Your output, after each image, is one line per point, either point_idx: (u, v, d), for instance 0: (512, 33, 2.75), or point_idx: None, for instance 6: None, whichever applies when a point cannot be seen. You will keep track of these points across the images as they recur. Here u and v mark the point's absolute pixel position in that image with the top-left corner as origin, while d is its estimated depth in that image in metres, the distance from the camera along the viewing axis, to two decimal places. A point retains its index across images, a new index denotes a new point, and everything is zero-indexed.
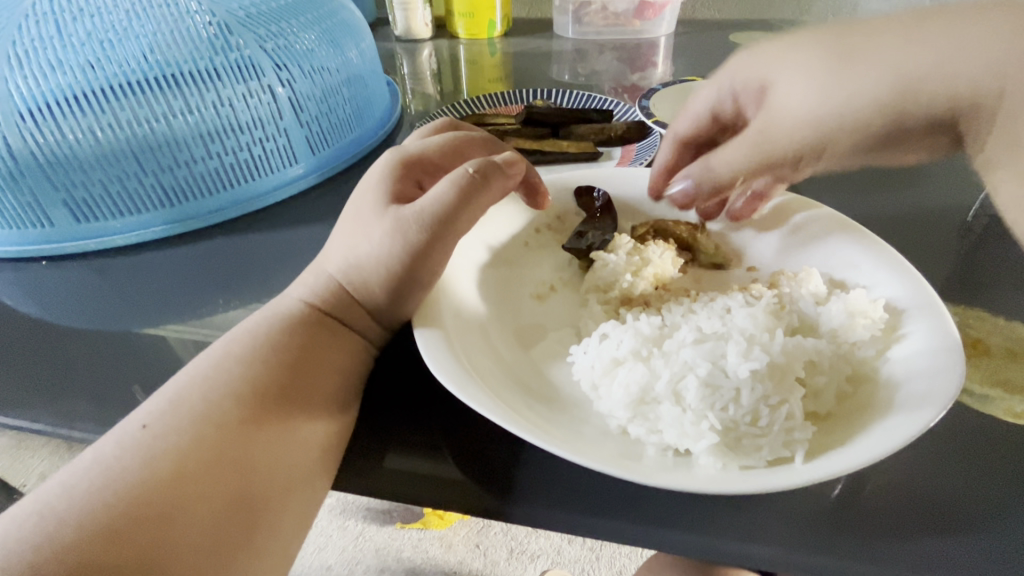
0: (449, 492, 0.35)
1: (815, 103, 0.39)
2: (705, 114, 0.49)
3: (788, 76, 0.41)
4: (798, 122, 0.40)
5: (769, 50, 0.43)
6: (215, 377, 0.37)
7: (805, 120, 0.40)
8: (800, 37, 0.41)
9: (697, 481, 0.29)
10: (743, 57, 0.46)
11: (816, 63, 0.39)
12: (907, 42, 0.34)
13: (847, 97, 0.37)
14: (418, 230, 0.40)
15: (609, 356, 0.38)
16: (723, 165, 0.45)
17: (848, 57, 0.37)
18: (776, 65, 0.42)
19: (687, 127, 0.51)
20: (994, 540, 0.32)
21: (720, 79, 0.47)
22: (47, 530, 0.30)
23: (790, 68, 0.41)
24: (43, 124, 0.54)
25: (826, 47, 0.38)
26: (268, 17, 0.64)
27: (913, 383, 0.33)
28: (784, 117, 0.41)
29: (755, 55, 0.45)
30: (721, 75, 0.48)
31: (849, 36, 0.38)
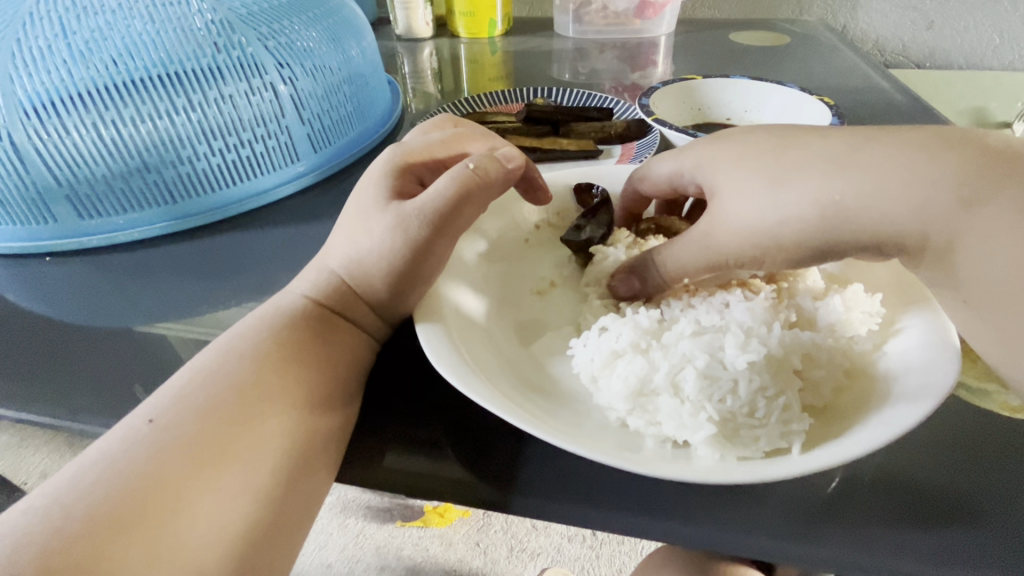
0: (451, 486, 0.36)
1: (757, 214, 0.38)
2: (667, 189, 0.47)
3: (733, 183, 0.40)
4: (738, 235, 0.39)
5: (726, 147, 0.42)
6: (218, 371, 0.37)
7: (745, 233, 0.39)
8: (750, 148, 0.41)
9: (695, 472, 0.30)
10: (701, 151, 0.44)
11: (755, 177, 0.39)
12: (847, 169, 0.36)
13: (787, 211, 0.37)
14: (420, 226, 0.41)
15: (608, 348, 0.38)
16: (671, 263, 0.42)
17: (784, 178, 0.38)
18: (725, 172, 0.41)
19: (649, 189, 0.49)
20: (988, 531, 0.32)
21: (682, 160, 0.45)
22: (54, 522, 0.30)
23: (732, 176, 0.40)
24: (47, 121, 0.55)
25: (764, 160, 0.39)
26: (270, 15, 0.64)
27: (910, 375, 0.34)
28: (724, 230, 0.40)
29: (713, 150, 0.43)
30: (684, 156, 0.45)
31: (784, 151, 0.39)
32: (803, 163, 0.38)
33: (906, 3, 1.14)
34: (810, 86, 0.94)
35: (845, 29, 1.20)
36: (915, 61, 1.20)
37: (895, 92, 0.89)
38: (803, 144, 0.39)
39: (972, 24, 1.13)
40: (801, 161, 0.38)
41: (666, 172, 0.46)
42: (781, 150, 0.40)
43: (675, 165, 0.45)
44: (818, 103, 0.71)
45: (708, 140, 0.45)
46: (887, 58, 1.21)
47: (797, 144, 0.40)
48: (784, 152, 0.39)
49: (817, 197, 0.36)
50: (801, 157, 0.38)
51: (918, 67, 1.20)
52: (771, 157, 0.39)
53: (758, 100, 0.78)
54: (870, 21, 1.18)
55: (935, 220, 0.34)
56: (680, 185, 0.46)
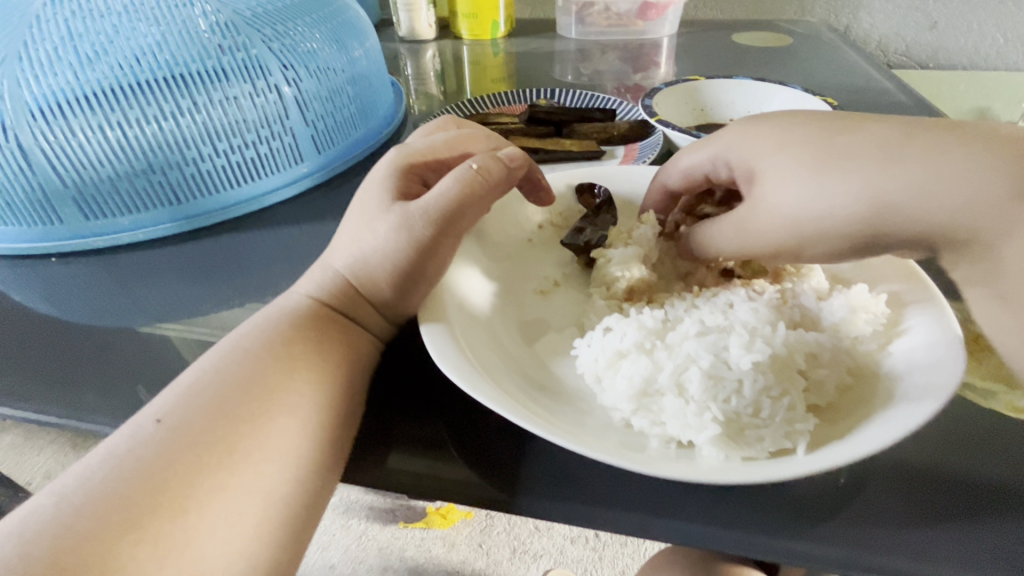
0: (453, 485, 0.36)
1: (801, 202, 0.38)
2: (698, 178, 0.47)
3: (774, 169, 0.40)
4: (779, 223, 0.39)
5: (763, 131, 0.42)
6: (225, 371, 0.37)
7: (785, 221, 0.39)
8: (792, 133, 0.40)
9: (700, 472, 0.30)
10: (736, 133, 0.43)
11: (796, 165, 0.38)
12: (896, 159, 0.35)
13: (832, 200, 0.36)
14: (424, 226, 0.41)
15: (613, 349, 0.38)
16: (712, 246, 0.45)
17: (829, 165, 0.37)
18: (763, 157, 0.40)
19: (677, 183, 0.48)
20: (994, 531, 0.32)
21: (717, 145, 0.44)
22: (62, 521, 0.30)
23: (773, 160, 0.40)
24: (53, 123, 0.55)
25: (806, 147, 0.39)
26: (274, 17, 0.64)
27: (915, 375, 0.34)
28: (765, 216, 0.40)
29: (749, 133, 0.42)
30: (718, 141, 0.44)
31: (829, 137, 0.38)
32: (849, 151, 0.37)
33: (909, 3, 1.14)
34: (813, 87, 0.93)
35: (847, 30, 1.20)
36: (918, 61, 1.20)
37: (899, 93, 0.89)
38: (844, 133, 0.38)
39: (976, 24, 1.13)
40: (847, 148, 0.37)
41: (698, 158, 0.46)
42: (824, 137, 0.39)
43: (710, 151, 0.45)
44: (821, 103, 0.71)
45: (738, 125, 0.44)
46: (890, 59, 1.21)
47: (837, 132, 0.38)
48: (829, 138, 0.38)
49: (865, 186, 0.35)
50: (848, 146, 0.37)
51: (921, 68, 1.20)
52: (815, 144, 0.38)
53: (762, 101, 0.78)
54: (873, 22, 1.17)
55: (983, 218, 0.33)
56: (711, 173, 0.46)
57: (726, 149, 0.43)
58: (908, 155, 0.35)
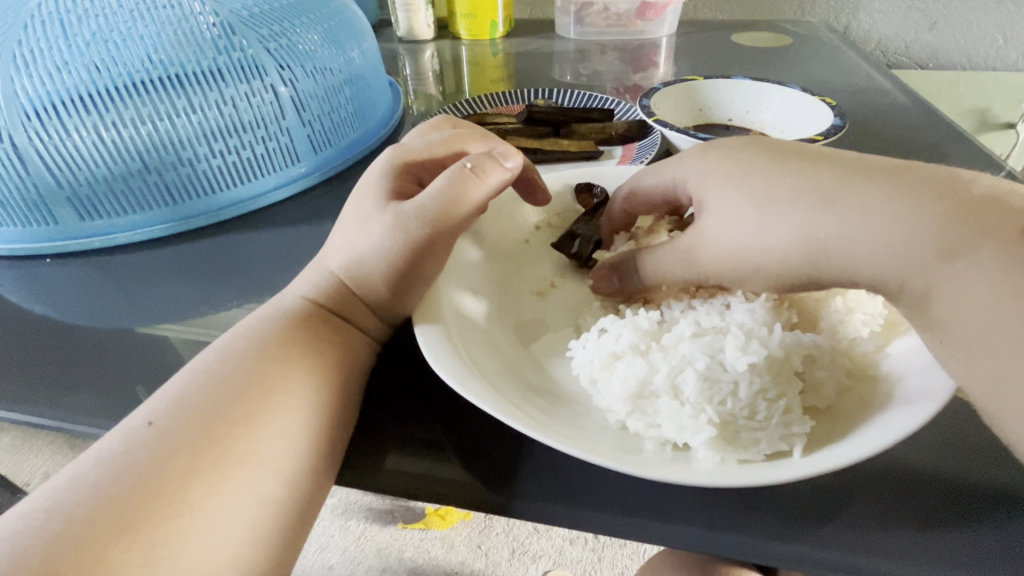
0: (449, 487, 0.35)
1: (746, 237, 0.37)
2: (658, 201, 0.46)
3: (721, 202, 0.38)
4: (722, 254, 0.38)
5: (720, 160, 0.40)
6: (219, 373, 0.37)
7: (731, 252, 0.38)
8: (743, 166, 0.39)
9: (695, 475, 0.29)
10: (694, 160, 0.42)
11: (745, 200, 0.37)
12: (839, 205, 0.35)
13: (775, 240, 0.36)
14: (418, 225, 0.41)
15: (608, 350, 0.38)
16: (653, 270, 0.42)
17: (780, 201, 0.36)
18: (716, 188, 0.39)
19: (640, 205, 0.47)
20: (993, 534, 0.32)
21: (676, 170, 0.43)
22: (53, 525, 0.30)
23: (723, 192, 0.39)
24: (49, 123, 0.55)
25: (757, 182, 0.38)
26: (271, 17, 0.64)
27: (913, 377, 0.33)
28: (708, 247, 0.39)
29: (706, 163, 0.41)
30: (676, 166, 0.43)
31: (774, 175, 0.38)
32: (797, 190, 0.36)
33: (909, 3, 1.13)
34: (812, 87, 0.93)
35: (847, 30, 1.19)
36: (918, 61, 1.19)
37: (899, 93, 0.89)
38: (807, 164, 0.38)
39: (976, 25, 1.13)
40: (795, 188, 0.36)
41: (658, 181, 0.45)
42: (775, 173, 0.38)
43: (671, 175, 0.44)
44: (820, 103, 0.71)
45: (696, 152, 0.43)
46: (890, 59, 1.20)
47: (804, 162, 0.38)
48: (777, 175, 0.38)
49: (806, 228, 0.35)
50: (794, 184, 0.37)
51: (921, 68, 1.20)
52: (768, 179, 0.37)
53: (760, 102, 0.78)
54: (872, 22, 1.17)
55: (912, 269, 0.33)
56: (670, 196, 0.45)
57: (684, 175, 0.42)
58: (853, 196, 0.35)
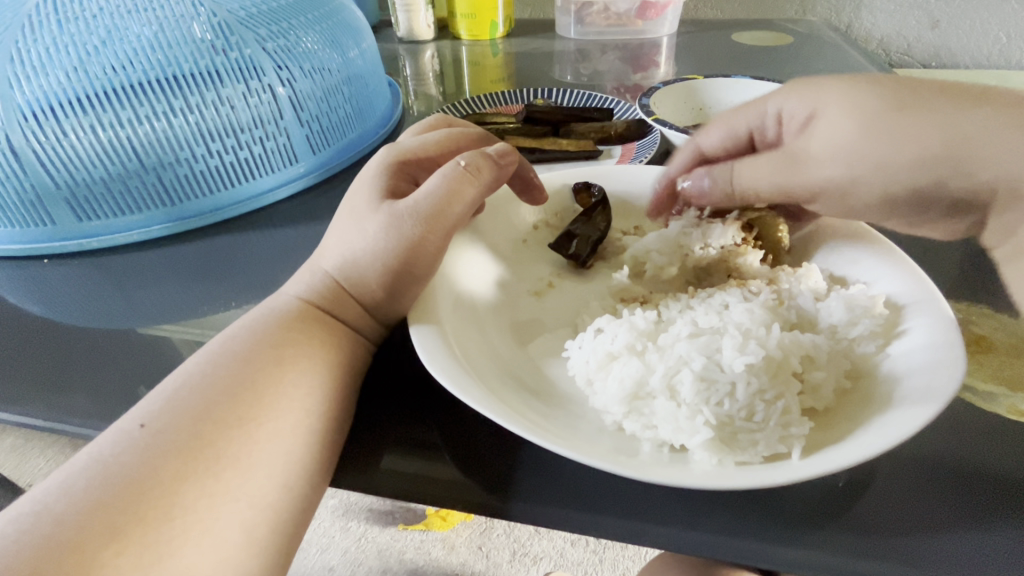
0: (445, 489, 0.35)
1: (863, 138, 0.39)
2: (741, 136, 0.47)
3: (836, 109, 0.40)
4: (835, 157, 0.41)
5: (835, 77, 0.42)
6: (212, 374, 0.36)
7: (842, 153, 0.40)
8: (864, 78, 0.41)
9: (692, 478, 0.29)
10: (793, 86, 0.44)
11: (870, 106, 0.39)
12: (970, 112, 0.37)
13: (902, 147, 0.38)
14: (414, 224, 0.40)
15: (604, 350, 0.37)
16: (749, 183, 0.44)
17: (908, 109, 0.38)
18: (831, 97, 0.41)
19: (716, 142, 0.48)
20: (996, 538, 0.31)
21: (770, 99, 0.45)
22: (43, 529, 0.30)
23: (840, 101, 0.40)
24: (45, 124, 0.54)
25: (880, 92, 0.39)
26: (268, 17, 0.64)
27: (914, 376, 0.33)
28: (820, 151, 0.41)
29: (814, 80, 0.43)
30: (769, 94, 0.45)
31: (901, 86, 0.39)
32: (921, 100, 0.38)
33: (911, 2, 1.13)
34: None
35: (849, 28, 1.19)
36: (921, 60, 1.19)
37: None
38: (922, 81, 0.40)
39: (979, 23, 1.12)
40: (921, 98, 0.38)
41: (745, 112, 0.46)
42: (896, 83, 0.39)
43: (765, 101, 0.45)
44: None
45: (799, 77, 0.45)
46: (891, 58, 1.20)
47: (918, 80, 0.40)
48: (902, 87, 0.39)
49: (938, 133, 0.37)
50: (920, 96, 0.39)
51: (924, 67, 1.19)
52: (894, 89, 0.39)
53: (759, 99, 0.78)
54: (874, 21, 1.17)
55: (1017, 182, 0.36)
56: (757, 125, 0.46)
57: (782, 97, 0.44)
58: (955, 115, 0.37)
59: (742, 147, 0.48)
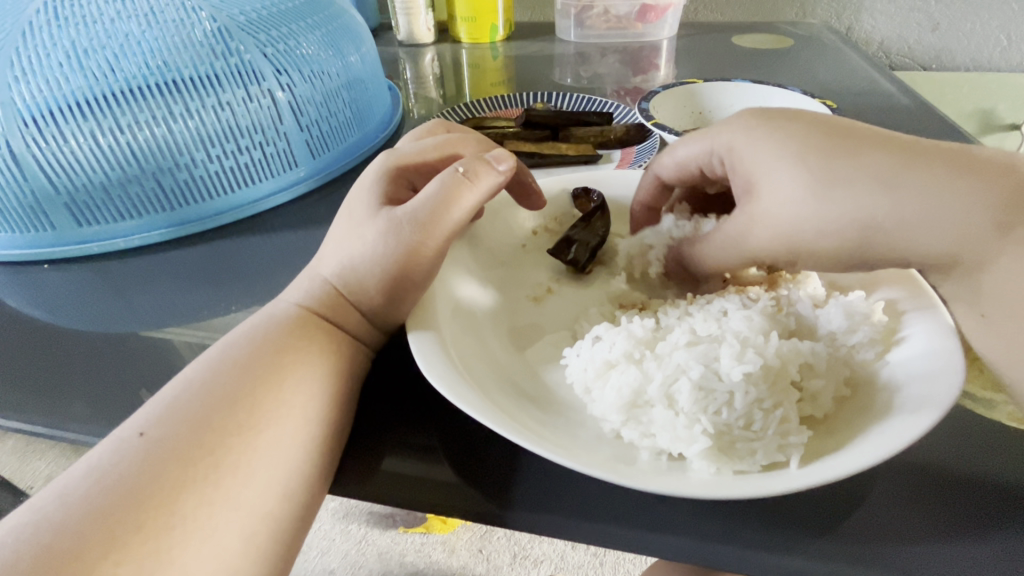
0: (444, 494, 0.35)
1: (794, 224, 0.38)
2: (692, 170, 0.46)
3: (769, 186, 0.39)
4: (775, 236, 0.39)
5: (763, 135, 0.39)
6: (212, 381, 0.36)
7: (779, 236, 0.39)
8: (791, 141, 0.38)
9: (690, 487, 0.29)
10: (733, 133, 0.41)
11: (797, 188, 0.37)
12: (894, 187, 0.35)
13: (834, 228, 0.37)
14: (411, 231, 0.40)
15: (602, 358, 0.37)
16: (707, 260, 0.45)
17: (837, 188, 0.36)
18: (761, 170, 0.39)
19: (671, 172, 0.47)
20: (995, 546, 0.31)
21: (716, 145, 0.42)
22: (43, 537, 0.30)
23: (769, 178, 0.39)
24: (45, 129, 0.55)
25: (805, 164, 0.37)
26: (269, 22, 0.64)
27: (914, 384, 0.33)
28: (759, 234, 0.40)
29: (746, 136, 0.40)
30: (715, 134, 0.43)
31: (831, 155, 0.37)
32: (851, 173, 0.36)
33: (911, 4, 1.13)
34: (814, 88, 0.93)
35: (849, 31, 1.19)
36: (921, 62, 1.18)
37: (900, 94, 0.88)
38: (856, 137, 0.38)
39: (979, 25, 1.12)
40: (849, 174, 0.36)
41: (694, 150, 0.45)
42: (824, 155, 0.37)
43: (709, 144, 0.43)
44: (819, 104, 0.70)
45: (739, 117, 0.42)
46: (892, 61, 1.19)
47: (849, 136, 0.38)
48: (832, 152, 0.37)
49: (864, 216, 0.36)
50: (845, 169, 0.36)
51: (924, 69, 1.19)
52: (822, 160, 0.37)
53: (759, 103, 0.77)
54: (875, 23, 1.17)
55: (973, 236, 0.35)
56: (706, 164, 0.45)
57: (724, 149, 0.42)
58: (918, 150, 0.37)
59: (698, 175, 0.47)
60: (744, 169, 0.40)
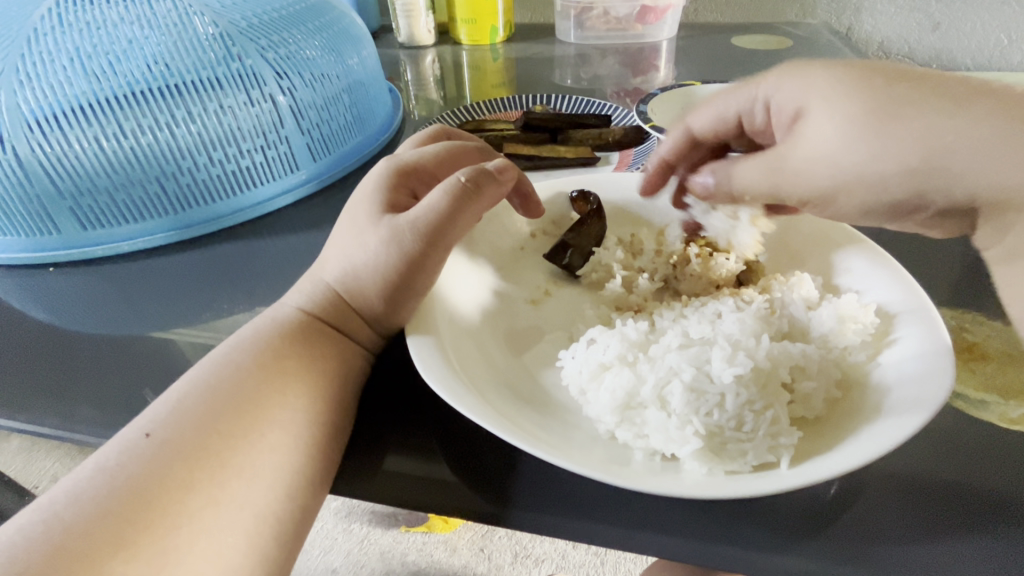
0: (441, 494, 0.36)
1: (841, 147, 0.36)
2: (731, 119, 0.46)
3: (824, 108, 0.37)
4: (819, 169, 0.38)
5: (818, 68, 0.39)
6: (215, 384, 0.37)
7: (825, 163, 0.37)
8: (851, 71, 0.37)
9: (682, 487, 0.29)
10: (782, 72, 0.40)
11: (854, 109, 0.36)
12: (956, 113, 0.33)
13: (889, 152, 0.35)
14: (412, 238, 0.41)
15: (596, 361, 0.38)
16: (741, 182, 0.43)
17: (894, 112, 0.35)
18: (812, 96, 0.38)
19: (705, 121, 0.48)
20: (984, 546, 0.32)
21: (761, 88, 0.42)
22: (51, 537, 0.30)
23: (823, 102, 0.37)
24: (50, 135, 0.55)
25: (861, 88, 0.36)
26: (270, 27, 0.65)
27: (903, 386, 0.33)
28: (805, 158, 0.38)
29: (797, 73, 0.40)
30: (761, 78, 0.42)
31: (892, 80, 0.36)
32: (910, 97, 0.35)
33: (911, 4, 1.13)
34: None
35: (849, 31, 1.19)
36: (922, 62, 1.18)
37: None
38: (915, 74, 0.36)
39: (981, 24, 1.10)
40: (914, 96, 0.34)
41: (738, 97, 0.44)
42: (878, 80, 0.36)
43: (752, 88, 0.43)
44: None
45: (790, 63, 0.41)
46: (892, 60, 1.20)
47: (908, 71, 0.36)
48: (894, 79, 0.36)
49: (928, 141, 0.34)
50: (906, 94, 0.35)
51: (925, 68, 1.19)
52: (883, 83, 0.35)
53: None
54: (875, 23, 1.17)
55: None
56: (746, 112, 0.45)
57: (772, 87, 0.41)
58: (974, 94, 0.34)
59: (732, 128, 0.47)
60: (795, 95, 0.39)
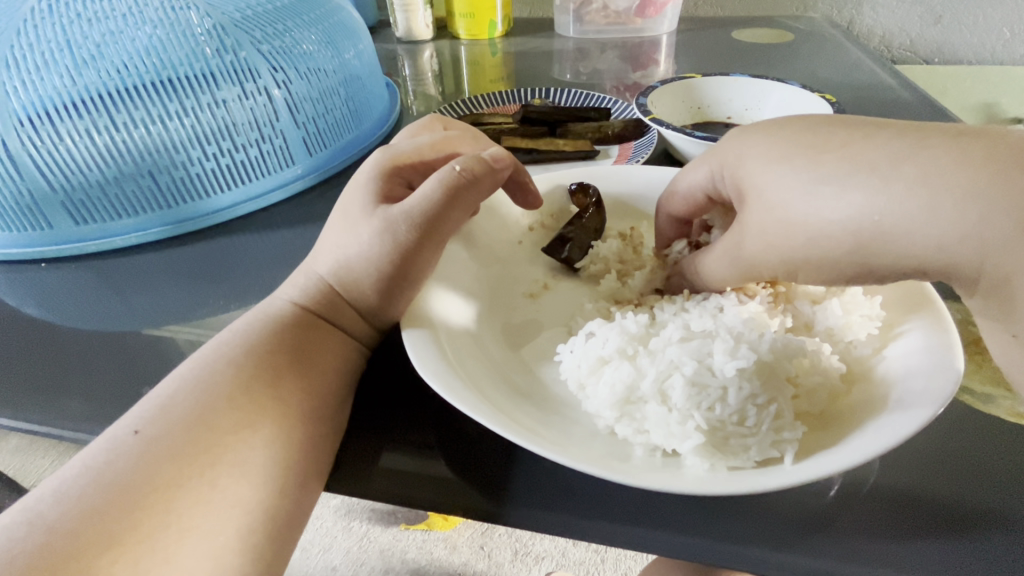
0: (438, 491, 0.35)
1: (790, 208, 0.34)
2: (699, 198, 0.44)
3: (761, 191, 0.36)
4: (774, 240, 0.36)
5: (758, 139, 0.38)
6: (206, 379, 0.36)
7: (778, 230, 0.35)
8: (784, 147, 0.36)
9: (683, 482, 0.29)
10: (730, 145, 0.40)
11: (790, 174, 0.35)
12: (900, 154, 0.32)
13: (829, 213, 0.33)
14: (406, 230, 0.40)
15: (595, 355, 0.37)
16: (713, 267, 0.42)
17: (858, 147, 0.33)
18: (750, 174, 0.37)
19: (679, 208, 0.46)
20: (995, 544, 0.31)
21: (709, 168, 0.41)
22: (36, 538, 0.30)
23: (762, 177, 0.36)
24: (41, 129, 0.55)
25: (796, 162, 0.35)
26: (264, 19, 0.64)
27: (911, 380, 0.33)
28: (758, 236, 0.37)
29: (743, 147, 0.39)
30: (713, 155, 0.41)
31: (825, 149, 0.34)
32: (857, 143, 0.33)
33: None
34: (814, 83, 0.93)
35: (851, 25, 1.18)
36: (923, 56, 1.18)
37: (902, 87, 0.88)
38: (856, 129, 0.35)
39: (982, 18, 1.11)
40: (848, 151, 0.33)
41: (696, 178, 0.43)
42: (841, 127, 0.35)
43: (707, 166, 0.42)
44: (819, 99, 0.70)
45: (735, 133, 0.41)
46: (894, 54, 1.19)
47: (846, 131, 0.35)
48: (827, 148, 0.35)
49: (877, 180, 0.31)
50: (837, 161, 0.33)
51: (926, 62, 1.18)
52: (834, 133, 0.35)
53: (758, 99, 0.77)
54: (876, 17, 1.16)
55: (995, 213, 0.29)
56: (710, 190, 0.43)
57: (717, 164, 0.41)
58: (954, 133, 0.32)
59: (701, 203, 0.44)
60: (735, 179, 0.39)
